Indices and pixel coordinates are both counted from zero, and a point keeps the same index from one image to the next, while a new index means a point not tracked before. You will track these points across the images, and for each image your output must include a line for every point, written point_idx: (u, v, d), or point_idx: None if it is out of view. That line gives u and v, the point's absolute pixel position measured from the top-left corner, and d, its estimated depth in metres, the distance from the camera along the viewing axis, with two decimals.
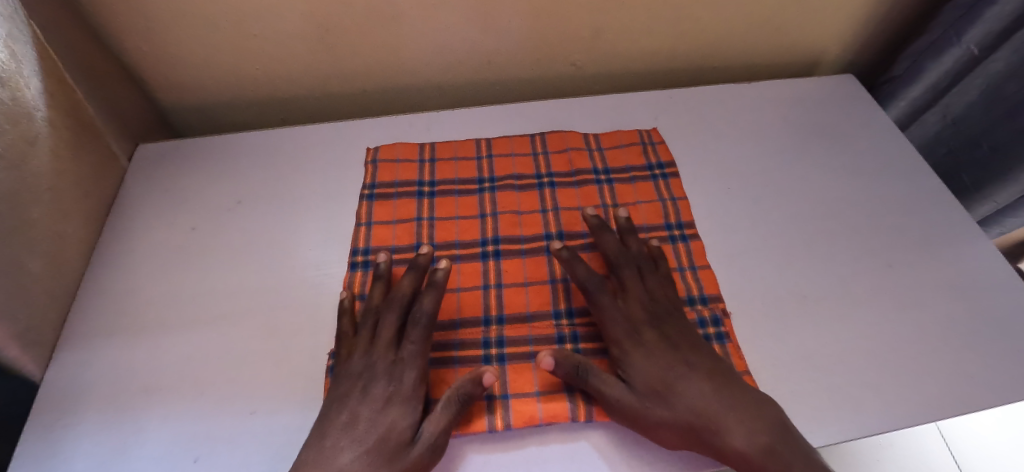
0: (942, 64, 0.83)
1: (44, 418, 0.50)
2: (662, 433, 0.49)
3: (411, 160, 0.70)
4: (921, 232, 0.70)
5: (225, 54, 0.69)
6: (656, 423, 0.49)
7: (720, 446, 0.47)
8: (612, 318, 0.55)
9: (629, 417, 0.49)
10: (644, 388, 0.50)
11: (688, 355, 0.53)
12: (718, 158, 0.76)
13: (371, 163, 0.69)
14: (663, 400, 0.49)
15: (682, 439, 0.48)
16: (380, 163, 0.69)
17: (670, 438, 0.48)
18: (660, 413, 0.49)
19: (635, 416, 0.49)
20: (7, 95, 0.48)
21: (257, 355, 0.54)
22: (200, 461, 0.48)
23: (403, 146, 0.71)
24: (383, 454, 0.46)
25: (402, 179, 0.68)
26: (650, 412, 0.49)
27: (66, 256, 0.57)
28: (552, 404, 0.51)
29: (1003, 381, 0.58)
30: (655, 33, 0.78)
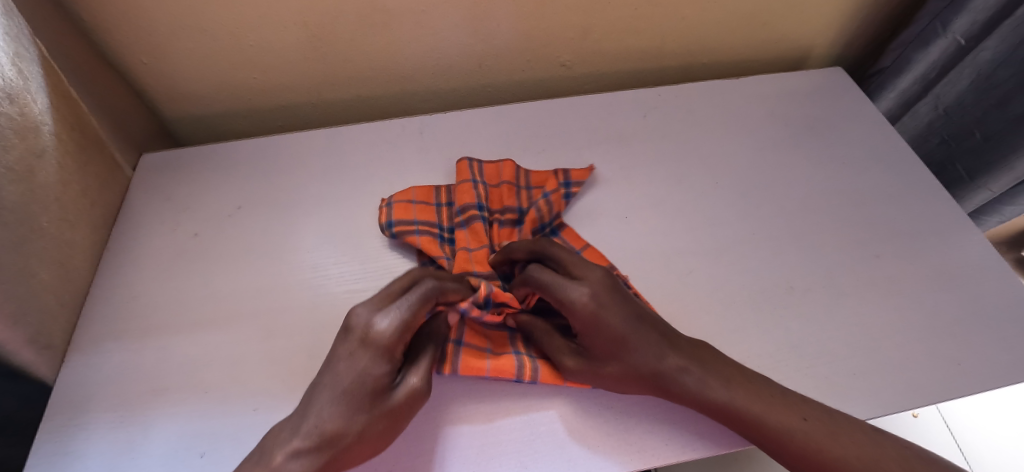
0: (929, 55, 0.84)
1: (56, 419, 0.53)
2: (624, 389, 0.52)
3: (428, 204, 0.66)
4: (909, 222, 0.71)
5: (223, 64, 0.71)
6: (616, 384, 0.52)
7: (672, 390, 0.50)
8: (573, 296, 0.52)
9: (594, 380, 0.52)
10: (604, 360, 0.52)
11: (637, 308, 0.53)
12: (706, 154, 0.77)
13: (386, 204, 0.66)
14: (622, 360, 0.51)
15: (644, 390, 0.51)
16: (396, 204, 0.65)
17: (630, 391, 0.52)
18: (619, 375, 0.51)
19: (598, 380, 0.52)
20: (16, 111, 0.51)
21: (257, 355, 0.57)
22: (205, 456, 0.50)
23: (418, 189, 0.67)
24: (353, 394, 0.47)
25: (422, 220, 0.64)
26: (608, 377, 0.52)
27: (75, 263, 0.60)
28: (501, 362, 0.54)
29: (989, 367, 0.59)
30: (642, 32, 0.80)
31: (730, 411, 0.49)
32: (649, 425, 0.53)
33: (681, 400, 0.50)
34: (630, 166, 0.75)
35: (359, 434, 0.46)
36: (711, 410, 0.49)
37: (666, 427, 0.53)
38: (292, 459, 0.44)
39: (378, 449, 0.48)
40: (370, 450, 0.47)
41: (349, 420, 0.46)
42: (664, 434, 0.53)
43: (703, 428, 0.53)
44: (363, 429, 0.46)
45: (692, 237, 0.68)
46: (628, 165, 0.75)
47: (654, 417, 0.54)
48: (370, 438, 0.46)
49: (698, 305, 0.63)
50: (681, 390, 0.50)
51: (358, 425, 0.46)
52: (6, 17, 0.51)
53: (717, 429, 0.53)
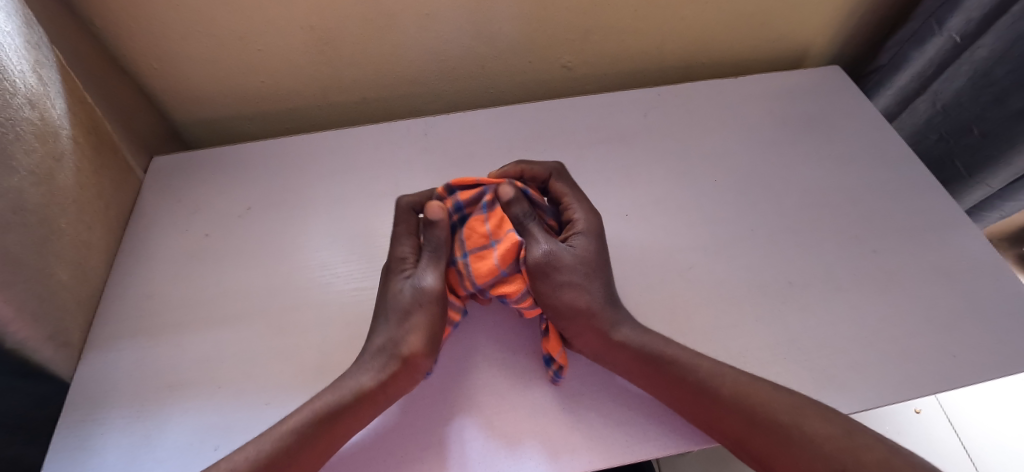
0: (925, 52, 0.85)
1: (75, 415, 0.54)
2: (571, 313, 0.56)
3: None
4: (907, 218, 0.72)
5: (231, 68, 0.73)
6: (568, 302, 0.56)
7: (608, 339, 0.55)
8: (574, 207, 0.61)
9: (557, 281, 0.56)
10: (575, 269, 0.57)
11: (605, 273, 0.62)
12: (706, 153, 0.78)
13: None
14: (586, 280, 0.57)
15: (584, 330, 0.56)
16: None
17: (572, 325, 0.56)
18: (580, 286, 0.57)
19: (557, 287, 0.56)
20: (37, 116, 0.52)
21: (269, 351, 0.58)
22: (220, 449, 0.52)
23: None
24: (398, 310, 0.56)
25: None
26: (565, 290, 0.56)
27: (91, 263, 0.61)
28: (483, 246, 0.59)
29: (984, 359, 0.60)
30: (642, 33, 0.81)
31: (656, 359, 0.54)
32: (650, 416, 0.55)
33: (614, 349, 0.55)
34: (631, 165, 0.76)
35: (400, 336, 0.54)
36: (638, 359, 0.54)
37: (668, 420, 0.54)
38: (367, 370, 0.53)
39: (425, 349, 0.54)
40: (415, 350, 0.53)
41: (401, 330, 0.54)
42: (666, 426, 0.54)
43: None
44: (399, 331, 0.54)
45: (693, 234, 0.69)
46: (628, 164, 0.76)
47: (655, 410, 0.55)
48: (407, 338, 0.54)
49: (699, 300, 0.64)
50: (617, 339, 0.55)
51: (407, 332, 0.54)
52: (25, 26, 0.53)
53: None
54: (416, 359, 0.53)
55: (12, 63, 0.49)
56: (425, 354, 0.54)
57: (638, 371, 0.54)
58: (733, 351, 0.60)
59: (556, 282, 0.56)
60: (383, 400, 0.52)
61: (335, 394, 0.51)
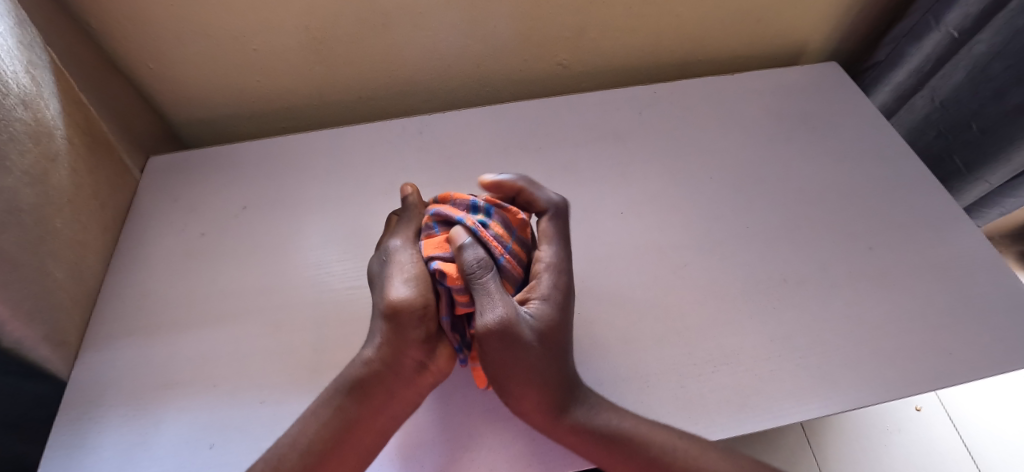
0: (923, 48, 0.84)
1: (71, 413, 0.55)
2: (520, 392, 0.50)
3: None
4: (904, 215, 0.72)
5: (227, 68, 0.73)
6: (519, 384, 0.50)
7: (561, 422, 0.51)
8: (545, 262, 0.53)
9: (507, 364, 0.49)
10: (531, 350, 0.49)
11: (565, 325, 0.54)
12: (702, 151, 0.78)
13: None
14: (543, 361, 0.50)
15: (534, 410, 0.51)
16: None
17: (519, 402, 0.51)
18: (530, 367, 0.50)
19: (504, 367, 0.49)
20: (30, 116, 0.53)
21: (264, 349, 0.58)
22: (214, 447, 0.52)
23: None
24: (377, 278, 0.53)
25: None
26: (516, 374, 0.50)
27: (87, 262, 0.62)
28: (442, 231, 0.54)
29: (979, 356, 0.60)
30: (637, 31, 0.81)
31: (613, 437, 0.51)
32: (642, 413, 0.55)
33: (565, 431, 0.51)
34: (626, 162, 0.76)
35: (382, 295, 0.51)
36: (593, 442, 0.51)
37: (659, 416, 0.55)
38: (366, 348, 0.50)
39: (405, 295, 0.49)
40: (395, 299, 0.49)
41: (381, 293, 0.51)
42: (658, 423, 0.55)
43: (695, 418, 0.55)
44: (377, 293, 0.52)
45: (688, 232, 0.69)
46: (624, 161, 0.76)
47: (646, 406, 0.56)
48: (383, 292, 0.50)
49: (694, 297, 0.64)
50: (570, 422, 0.51)
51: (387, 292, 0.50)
52: (18, 26, 0.53)
53: (710, 420, 0.55)
54: (401, 310, 0.49)
55: (5, 64, 0.49)
56: (405, 300, 0.49)
57: (592, 452, 0.51)
58: (727, 348, 0.60)
59: (504, 363, 0.49)
60: (392, 363, 0.50)
61: (345, 372, 0.51)
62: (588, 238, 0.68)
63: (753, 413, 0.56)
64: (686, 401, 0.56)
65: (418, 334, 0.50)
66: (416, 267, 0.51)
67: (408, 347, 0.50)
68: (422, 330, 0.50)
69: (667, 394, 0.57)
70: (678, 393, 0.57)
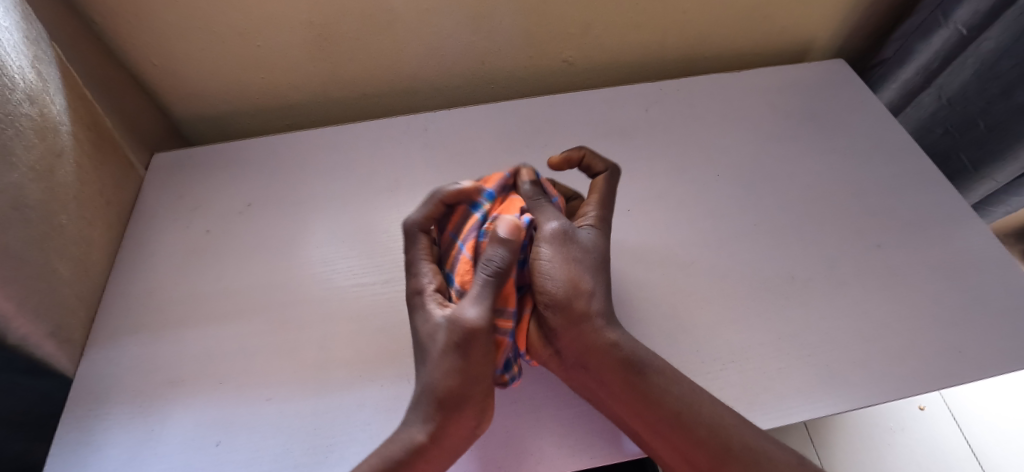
0: (930, 45, 0.84)
1: (76, 410, 0.55)
2: (569, 301, 0.51)
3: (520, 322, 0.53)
4: (912, 212, 0.72)
5: (232, 65, 0.73)
6: (586, 307, 0.51)
7: (600, 341, 0.51)
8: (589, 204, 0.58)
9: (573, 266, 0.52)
10: (587, 257, 0.53)
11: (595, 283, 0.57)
12: (708, 148, 0.78)
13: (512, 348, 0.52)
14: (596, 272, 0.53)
15: (578, 324, 0.51)
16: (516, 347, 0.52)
17: (563, 316, 0.51)
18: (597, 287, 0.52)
19: (564, 272, 0.52)
20: (36, 112, 0.52)
21: (270, 347, 0.58)
22: (221, 445, 0.52)
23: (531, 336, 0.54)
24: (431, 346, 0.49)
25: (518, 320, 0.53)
26: (573, 281, 0.52)
27: (92, 259, 0.62)
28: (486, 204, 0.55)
29: (988, 354, 0.60)
30: (643, 27, 0.81)
31: (642, 364, 0.51)
32: None
33: (603, 351, 0.51)
34: (632, 159, 0.76)
35: (434, 371, 0.48)
36: (626, 364, 0.50)
37: None
38: (412, 423, 0.48)
39: (463, 388, 0.47)
40: (456, 389, 0.47)
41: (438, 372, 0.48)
42: None
43: None
44: (434, 373, 0.48)
45: (694, 229, 0.69)
46: (630, 159, 0.76)
47: None
48: (439, 374, 0.48)
49: (700, 295, 0.63)
50: (609, 339, 0.51)
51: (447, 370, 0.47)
52: (23, 21, 0.53)
53: None
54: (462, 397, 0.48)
55: (11, 59, 0.49)
56: (461, 386, 0.47)
57: (621, 380, 0.50)
58: (734, 346, 0.60)
59: (567, 267, 0.52)
60: (448, 445, 0.48)
61: (387, 452, 0.48)
62: None
63: (761, 411, 0.56)
64: None
65: (473, 417, 0.48)
66: (485, 351, 0.48)
67: (461, 424, 0.48)
68: (478, 413, 0.49)
69: None
70: None
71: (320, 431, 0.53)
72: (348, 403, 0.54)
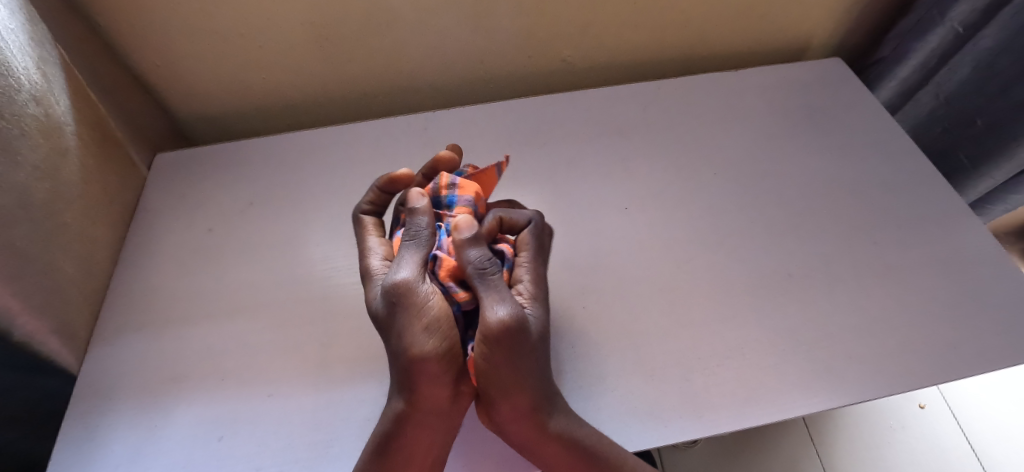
0: (928, 43, 0.84)
1: (81, 405, 0.55)
2: (508, 396, 0.47)
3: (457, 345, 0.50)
4: (908, 210, 0.72)
5: (234, 65, 0.73)
6: (500, 340, 0.45)
7: (546, 434, 0.48)
8: (523, 265, 0.52)
9: (500, 350, 0.45)
10: (533, 354, 0.47)
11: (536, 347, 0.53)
12: (706, 146, 0.78)
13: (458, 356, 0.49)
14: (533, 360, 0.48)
15: (521, 418, 0.48)
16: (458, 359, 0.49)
17: (505, 405, 0.47)
18: (503, 301, 0.46)
19: (495, 358, 0.45)
20: (41, 112, 0.53)
21: (271, 344, 0.59)
22: (223, 440, 0.53)
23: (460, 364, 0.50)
24: (393, 311, 0.46)
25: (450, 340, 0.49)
26: (496, 363, 0.45)
27: (96, 257, 0.62)
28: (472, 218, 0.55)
29: (984, 350, 0.60)
30: (641, 27, 0.81)
31: (593, 454, 0.49)
32: (648, 406, 0.56)
33: (551, 442, 0.49)
34: (630, 158, 0.76)
35: (401, 342, 0.45)
36: (575, 457, 0.49)
37: (664, 409, 0.56)
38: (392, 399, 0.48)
39: (428, 345, 0.44)
40: (418, 349, 0.44)
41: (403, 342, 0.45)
42: (663, 416, 0.55)
43: (700, 411, 0.56)
44: (399, 338, 0.45)
45: (692, 227, 0.70)
46: (628, 157, 0.76)
47: (652, 399, 0.56)
48: (405, 343, 0.45)
49: (697, 292, 0.64)
50: (555, 433, 0.49)
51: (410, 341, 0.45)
52: (29, 23, 0.54)
53: (715, 413, 0.56)
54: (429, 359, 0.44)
55: (16, 60, 0.50)
56: (425, 352, 0.44)
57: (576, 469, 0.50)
58: (731, 343, 0.60)
59: (499, 357, 0.45)
60: (430, 411, 0.47)
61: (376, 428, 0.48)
62: (592, 234, 0.68)
63: (758, 406, 0.56)
64: (691, 394, 0.57)
65: (445, 383, 0.46)
66: (430, 301, 0.46)
67: (434, 391, 0.46)
68: (450, 374, 0.46)
69: (672, 387, 0.57)
70: (683, 386, 0.57)
71: (322, 425, 0.54)
72: (349, 399, 0.55)
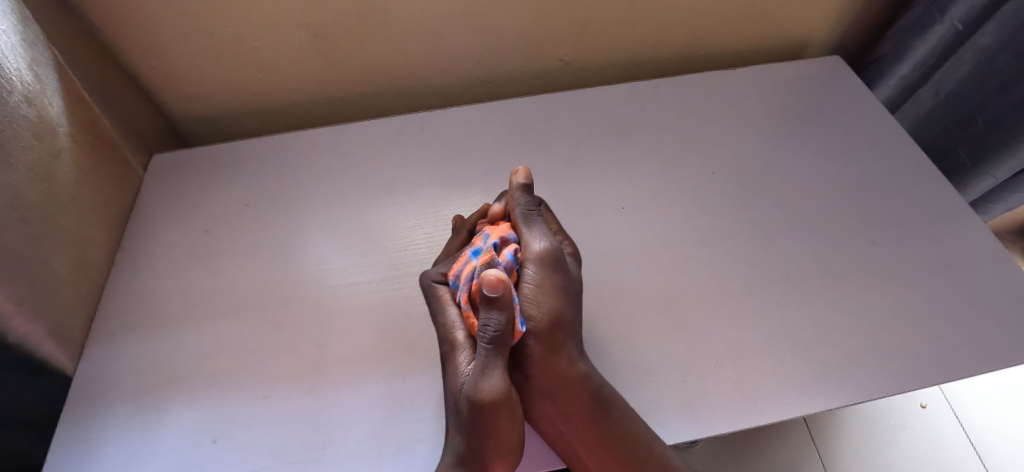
0: (927, 41, 0.84)
1: (76, 407, 0.55)
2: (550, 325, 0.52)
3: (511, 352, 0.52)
4: (906, 209, 0.72)
5: (229, 66, 0.73)
6: (544, 262, 0.53)
7: (573, 371, 0.53)
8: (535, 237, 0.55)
9: (545, 269, 0.53)
10: (569, 287, 0.55)
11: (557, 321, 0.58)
12: (703, 145, 0.78)
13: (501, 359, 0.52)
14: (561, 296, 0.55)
15: (554, 350, 0.53)
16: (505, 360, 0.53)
17: (542, 333, 0.52)
18: (540, 237, 0.55)
19: (537, 281, 0.53)
20: (34, 113, 0.53)
21: (267, 345, 0.59)
22: (218, 442, 0.53)
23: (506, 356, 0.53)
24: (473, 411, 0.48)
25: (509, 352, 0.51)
26: (535, 288, 0.53)
27: (92, 259, 0.62)
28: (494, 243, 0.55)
29: (982, 350, 0.60)
30: (638, 26, 0.81)
31: (608, 397, 0.54)
32: (645, 407, 0.56)
33: (574, 381, 0.53)
34: (628, 157, 0.76)
35: (473, 443, 0.48)
36: (594, 397, 0.54)
37: (661, 411, 0.55)
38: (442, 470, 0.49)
39: (506, 445, 0.49)
40: (495, 450, 0.48)
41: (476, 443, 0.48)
42: (660, 417, 0.55)
43: (696, 413, 0.55)
44: (467, 438, 0.48)
45: (689, 227, 0.69)
46: (625, 157, 0.76)
47: (648, 400, 0.56)
48: (478, 446, 0.48)
49: (693, 292, 0.64)
50: (580, 372, 0.53)
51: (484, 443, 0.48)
52: (22, 25, 0.54)
53: (711, 414, 0.55)
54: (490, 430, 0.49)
55: (10, 62, 0.50)
56: (501, 450, 0.49)
57: (592, 413, 0.54)
58: (728, 343, 0.60)
59: (544, 277, 0.53)
60: None
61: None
62: (588, 234, 0.68)
63: (755, 407, 0.56)
64: (688, 394, 0.56)
65: (506, 451, 0.49)
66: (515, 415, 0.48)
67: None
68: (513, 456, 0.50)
69: (669, 388, 0.57)
70: (680, 387, 0.57)
71: (317, 427, 0.53)
72: (344, 401, 0.55)
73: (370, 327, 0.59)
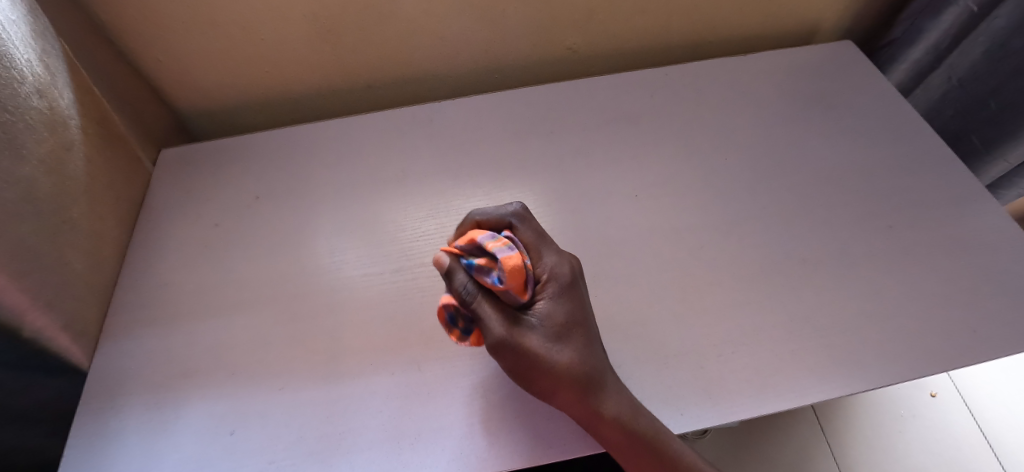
0: (941, 24, 0.82)
1: (93, 402, 0.55)
2: (553, 382, 0.48)
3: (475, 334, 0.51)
4: (922, 193, 0.71)
5: (236, 58, 0.73)
6: (508, 348, 0.47)
7: (599, 410, 0.49)
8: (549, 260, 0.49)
9: (511, 354, 0.48)
10: (556, 343, 0.48)
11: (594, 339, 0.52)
12: (716, 132, 0.77)
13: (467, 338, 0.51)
14: (562, 346, 0.48)
15: (571, 397, 0.49)
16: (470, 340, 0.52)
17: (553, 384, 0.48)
18: (498, 316, 0.47)
19: (515, 358, 0.48)
20: (45, 105, 0.53)
21: (281, 337, 0.58)
22: (235, 434, 0.53)
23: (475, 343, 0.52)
24: None
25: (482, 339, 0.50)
26: (523, 358, 0.48)
27: (104, 253, 0.62)
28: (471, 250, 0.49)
29: (1003, 333, 0.59)
30: (647, 13, 0.80)
31: (646, 436, 0.49)
32: (664, 394, 0.55)
33: (604, 420, 0.49)
34: (639, 145, 0.75)
35: None
36: (630, 437, 0.49)
37: (681, 397, 0.55)
38: None
39: None
40: None
41: None
42: (680, 403, 0.55)
43: (716, 400, 0.55)
44: None
45: (703, 214, 0.69)
46: (636, 143, 0.75)
47: (666, 386, 0.56)
48: None
49: (710, 279, 0.63)
50: (608, 410, 0.49)
51: None
52: (30, 15, 0.53)
53: (730, 400, 0.55)
54: None
55: (19, 52, 0.50)
56: None
57: (648, 463, 0.50)
58: (745, 329, 0.59)
59: (516, 356, 0.48)
60: None
61: None
62: (601, 222, 0.67)
63: (775, 393, 0.55)
64: (707, 382, 0.56)
65: None
66: None
67: None
68: None
69: (688, 375, 0.56)
70: (699, 374, 0.56)
71: (335, 418, 0.53)
72: (359, 392, 0.54)
73: (386, 318, 0.59)
